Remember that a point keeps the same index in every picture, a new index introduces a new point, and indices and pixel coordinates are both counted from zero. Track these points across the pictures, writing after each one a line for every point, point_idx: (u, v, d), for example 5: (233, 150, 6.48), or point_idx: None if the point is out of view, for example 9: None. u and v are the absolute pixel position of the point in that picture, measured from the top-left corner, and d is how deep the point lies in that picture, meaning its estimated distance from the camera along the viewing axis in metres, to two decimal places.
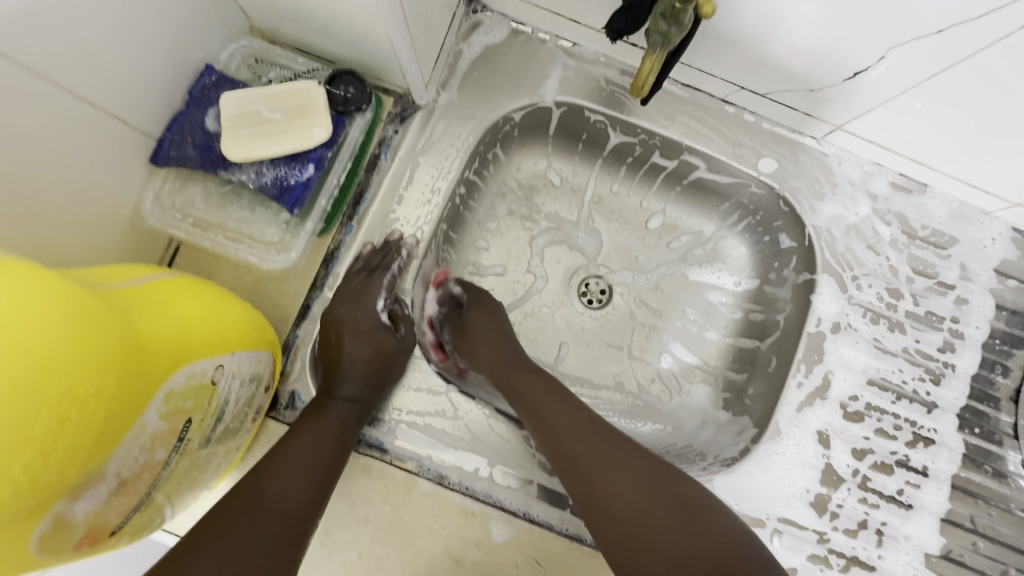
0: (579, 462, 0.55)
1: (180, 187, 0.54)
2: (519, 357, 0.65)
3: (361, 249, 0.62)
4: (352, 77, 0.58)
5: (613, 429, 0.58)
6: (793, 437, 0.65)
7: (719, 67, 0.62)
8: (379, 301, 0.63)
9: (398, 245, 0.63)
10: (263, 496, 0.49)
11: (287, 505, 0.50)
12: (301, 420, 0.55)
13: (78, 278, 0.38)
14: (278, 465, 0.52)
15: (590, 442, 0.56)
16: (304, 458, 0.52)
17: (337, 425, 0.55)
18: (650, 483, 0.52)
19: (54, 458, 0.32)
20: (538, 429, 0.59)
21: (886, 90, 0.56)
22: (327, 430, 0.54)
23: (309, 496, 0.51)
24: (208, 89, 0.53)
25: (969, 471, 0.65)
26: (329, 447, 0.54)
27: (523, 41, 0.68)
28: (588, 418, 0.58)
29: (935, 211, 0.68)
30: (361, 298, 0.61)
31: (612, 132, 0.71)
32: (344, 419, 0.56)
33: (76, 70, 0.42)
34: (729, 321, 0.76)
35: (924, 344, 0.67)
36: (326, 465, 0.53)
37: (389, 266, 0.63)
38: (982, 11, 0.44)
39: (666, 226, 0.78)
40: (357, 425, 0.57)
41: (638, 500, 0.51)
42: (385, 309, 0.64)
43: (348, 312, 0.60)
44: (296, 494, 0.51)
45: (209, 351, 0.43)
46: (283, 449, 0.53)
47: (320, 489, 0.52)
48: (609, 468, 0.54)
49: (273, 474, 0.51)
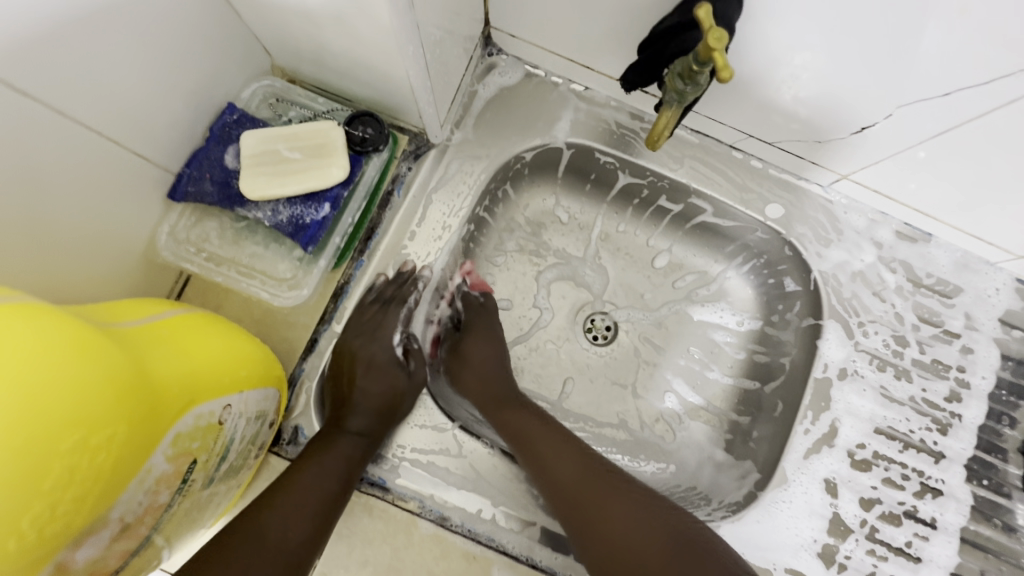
0: (567, 490, 0.55)
1: (196, 222, 0.55)
2: (506, 387, 0.65)
3: (373, 280, 0.63)
4: (371, 117, 0.59)
5: (606, 461, 0.58)
6: (800, 485, 0.64)
7: (728, 114, 0.64)
8: (394, 335, 0.63)
9: (412, 277, 0.63)
10: (264, 533, 0.49)
11: (289, 543, 0.49)
12: (306, 453, 0.54)
13: (91, 317, 0.38)
14: (280, 500, 0.51)
15: (584, 471, 0.56)
16: (307, 494, 0.51)
17: (342, 459, 0.54)
18: (649, 509, 0.52)
19: (62, 509, 0.32)
20: (528, 461, 0.58)
21: (891, 144, 0.57)
22: (332, 465, 0.54)
23: (310, 534, 0.50)
24: (229, 127, 0.54)
25: (978, 524, 0.64)
26: (333, 484, 0.53)
27: (536, 84, 0.70)
28: (578, 448, 0.59)
29: (940, 260, 0.69)
30: (375, 333, 0.61)
31: (620, 173, 0.73)
32: (349, 454, 0.55)
33: (101, 109, 0.43)
34: (734, 361, 0.76)
35: (930, 394, 0.67)
36: (328, 502, 0.52)
37: (405, 299, 0.63)
38: (985, 78, 0.46)
39: (672, 265, 0.78)
40: (364, 459, 0.56)
41: (636, 527, 0.51)
42: (400, 343, 0.64)
43: (362, 345, 0.60)
44: (297, 531, 0.50)
45: (218, 391, 0.43)
46: (287, 484, 0.52)
47: (320, 527, 0.51)
48: (606, 498, 0.53)
49: (277, 507, 0.50)
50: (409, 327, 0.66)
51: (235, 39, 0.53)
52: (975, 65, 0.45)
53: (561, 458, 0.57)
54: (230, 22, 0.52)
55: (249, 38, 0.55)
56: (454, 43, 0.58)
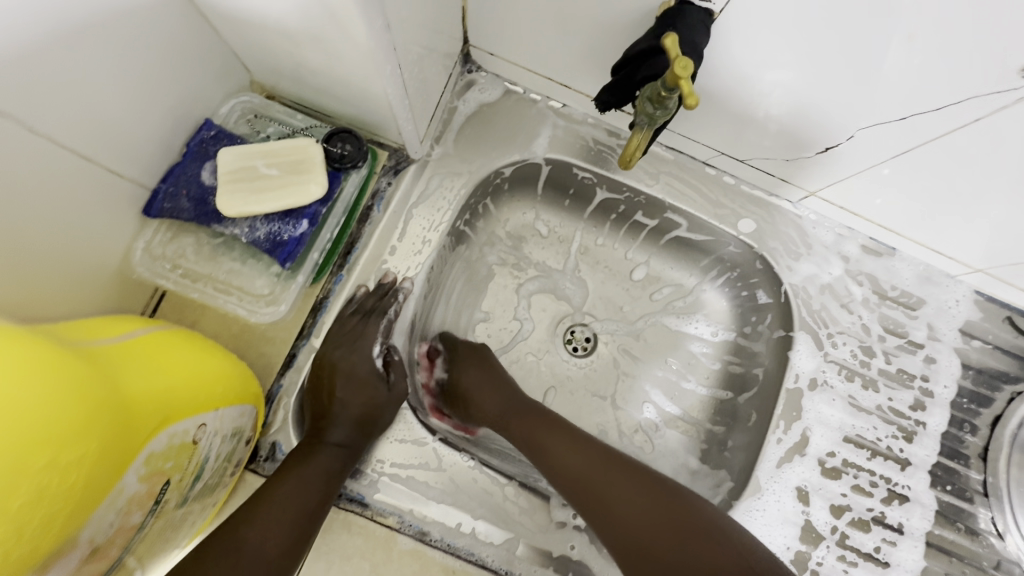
0: (580, 478, 0.57)
1: (172, 237, 0.54)
2: (512, 394, 0.66)
3: (354, 292, 0.63)
4: (349, 134, 0.59)
5: (617, 453, 0.60)
6: (773, 493, 0.65)
7: (700, 132, 0.66)
8: (375, 345, 0.64)
9: (393, 289, 0.64)
10: (241, 544, 0.49)
11: (266, 556, 0.49)
12: (286, 465, 0.54)
13: (63, 336, 0.38)
14: (258, 511, 0.50)
15: (591, 466, 0.58)
16: (285, 505, 0.51)
17: (323, 472, 0.54)
18: (662, 501, 0.55)
19: (29, 533, 0.31)
20: (540, 458, 0.61)
21: (855, 162, 0.60)
22: (313, 478, 0.53)
23: (288, 547, 0.50)
24: (206, 143, 0.54)
25: (943, 528, 0.66)
26: (314, 497, 0.53)
27: (515, 101, 0.71)
28: (585, 445, 0.60)
29: (903, 273, 0.71)
30: (356, 343, 0.62)
31: (598, 188, 0.74)
32: (330, 467, 0.55)
33: (77, 127, 0.43)
34: (710, 372, 0.78)
35: (896, 402, 0.69)
36: (308, 515, 0.52)
37: (385, 310, 0.64)
38: (940, 102, 0.48)
39: (650, 278, 0.80)
40: (345, 471, 0.56)
41: (651, 522, 0.53)
42: (380, 355, 0.64)
43: (342, 356, 0.61)
44: (275, 544, 0.50)
45: (193, 410, 0.43)
46: (265, 497, 0.51)
47: (298, 540, 0.51)
48: (613, 492, 0.56)
49: (254, 522, 0.50)
50: (390, 338, 0.66)
51: (214, 55, 0.53)
52: (928, 90, 0.47)
53: (574, 455, 0.59)
54: (209, 38, 0.52)
55: (227, 54, 0.55)
56: (433, 61, 0.59)
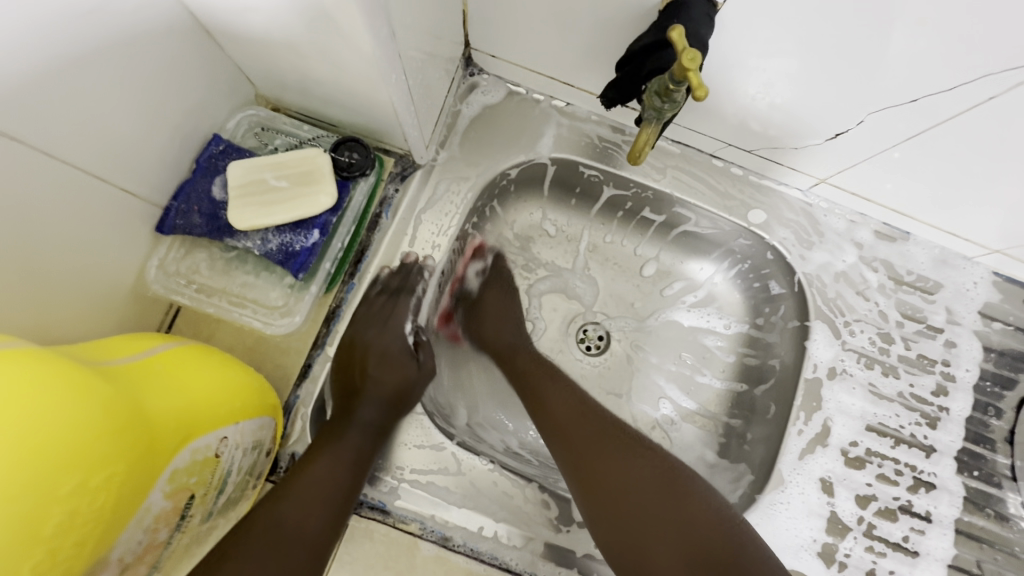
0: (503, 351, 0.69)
1: (185, 253, 0.55)
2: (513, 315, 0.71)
3: (379, 272, 0.64)
4: (357, 143, 0.59)
5: (608, 415, 0.59)
6: (797, 486, 0.65)
7: (706, 125, 0.66)
8: (406, 322, 0.66)
9: (417, 268, 0.65)
10: (283, 521, 0.49)
11: (306, 535, 0.49)
12: (318, 445, 0.55)
13: (81, 356, 0.38)
14: (295, 488, 0.51)
15: (588, 420, 0.57)
16: (321, 482, 0.52)
17: (354, 450, 0.56)
18: (650, 464, 0.53)
19: (62, 555, 0.31)
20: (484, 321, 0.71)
21: (866, 148, 0.59)
22: (344, 455, 0.55)
23: (328, 523, 0.51)
24: (215, 158, 0.54)
25: (971, 515, 0.65)
26: (346, 471, 0.54)
27: (518, 101, 0.71)
28: (579, 397, 0.60)
29: (919, 257, 0.70)
30: (387, 321, 0.65)
31: (605, 186, 0.74)
32: (361, 445, 0.56)
33: (86, 149, 0.43)
34: (726, 365, 0.77)
35: (918, 388, 0.68)
36: (344, 487, 0.53)
37: (412, 289, 0.65)
38: (950, 84, 0.47)
39: (660, 272, 0.79)
40: (373, 450, 0.58)
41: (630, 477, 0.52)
42: (411, 332, 0.67)
43: (375, 335, 0.63)
44: (314, 521, 0.50)
45: (214, 424, 0.43)
46: (300, 472, 0.52)
47: (337, 515, 0.52)
48: (545, 383, 0.63)
49: (289, 498, 0.50)
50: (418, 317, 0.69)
51: (219, 71, 0.54)
52: (939, 72, 0.47)
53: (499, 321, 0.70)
54: (213, 55, 0.52)
55: (232, 68, 0.55)
56: (436, 65, 0.59)
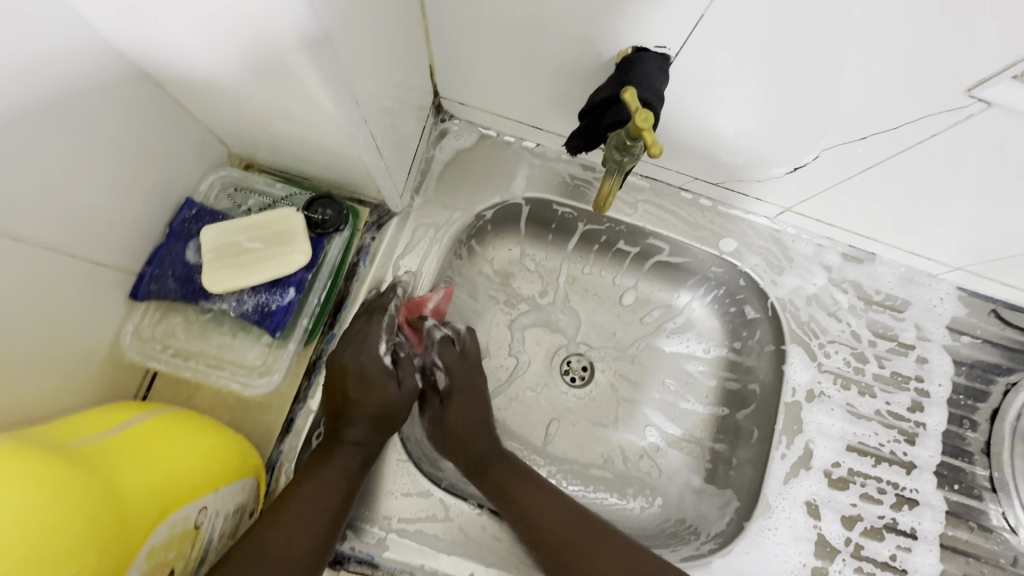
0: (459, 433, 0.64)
1: (161, 317, 0.55)
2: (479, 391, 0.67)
3: (368, 292, 0.65)
4: (330, 200, 0.61)
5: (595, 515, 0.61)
6: (783, 511, 0.65)
7: (671, 161, 0.68)
8: (381, 342, 0.61)
9: (393, 284, 0.65)
10: (266, 546, 0.48)
11: (293, 555, 0.49)
12: (306, 468, 0.55)
13: (52, 441, 0.38)
14: (284, 514, 0.51)
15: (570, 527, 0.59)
16: (311, 502, 0.52)
17: (343, 474, 0.55)
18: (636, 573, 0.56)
19: None
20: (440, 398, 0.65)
21: (825, 178, 0.61)
22: (332, 477, 0.54)
23: (317, 544, 0.51)
24: (188, 222, 0.55)
25: (956, 529, 0.66)
26: (337, 495, 0.54)
27: (490, 144, 0.73)
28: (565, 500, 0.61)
29: (885, 276, 0.73)
30: (363, 343, 0.60)
31: (580, 222, 0.75)
32: (349, 465, 0.56)
33: (60, 227, 0.44)
34: (708, 389, 0.78)
35: (894, 405, 0.70)
36: (333, 510, 0.53)
37: (386, 307, 0.63)
38: (896, 122, 0.50)
39: (639, 301, 0.80)
40: (363, 470, 0.57)
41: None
42: (388, 352, 0.61)
43: (351, 356, 0.59)
44: (303, 542, 0.50)
45: (190, 496, 0.43)
46: (288, 497, 0.52)
47: (325, 538, 0.52)
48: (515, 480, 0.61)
49: (278, 524, 0.50)
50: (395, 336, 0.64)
51: (191, 136, 0.55)
52: (884, 112, 0.49)
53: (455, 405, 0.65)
54: (183, 121, 0.53)
55: (204, 132, 0.57)
56: (406, 116, 0.60)
